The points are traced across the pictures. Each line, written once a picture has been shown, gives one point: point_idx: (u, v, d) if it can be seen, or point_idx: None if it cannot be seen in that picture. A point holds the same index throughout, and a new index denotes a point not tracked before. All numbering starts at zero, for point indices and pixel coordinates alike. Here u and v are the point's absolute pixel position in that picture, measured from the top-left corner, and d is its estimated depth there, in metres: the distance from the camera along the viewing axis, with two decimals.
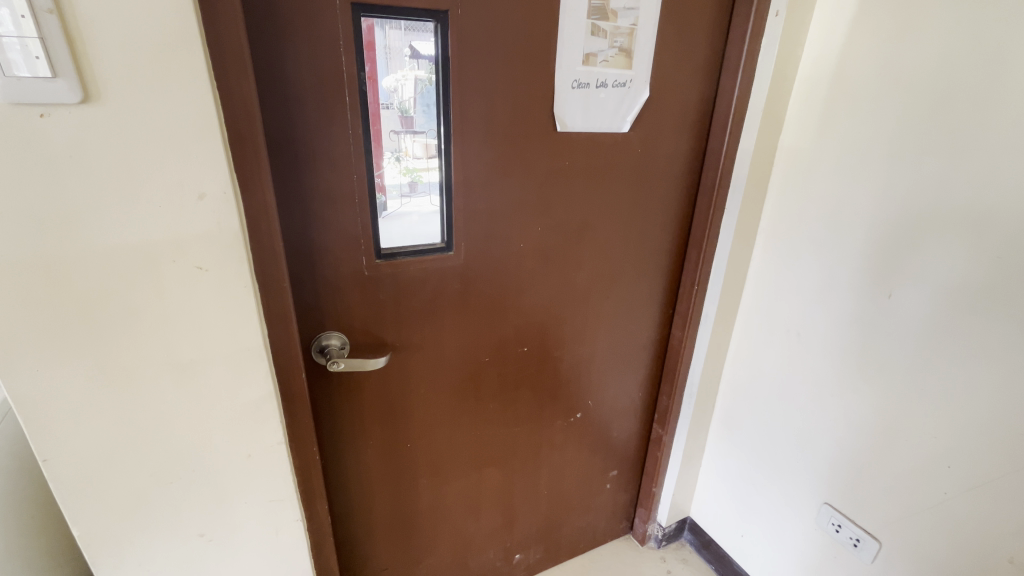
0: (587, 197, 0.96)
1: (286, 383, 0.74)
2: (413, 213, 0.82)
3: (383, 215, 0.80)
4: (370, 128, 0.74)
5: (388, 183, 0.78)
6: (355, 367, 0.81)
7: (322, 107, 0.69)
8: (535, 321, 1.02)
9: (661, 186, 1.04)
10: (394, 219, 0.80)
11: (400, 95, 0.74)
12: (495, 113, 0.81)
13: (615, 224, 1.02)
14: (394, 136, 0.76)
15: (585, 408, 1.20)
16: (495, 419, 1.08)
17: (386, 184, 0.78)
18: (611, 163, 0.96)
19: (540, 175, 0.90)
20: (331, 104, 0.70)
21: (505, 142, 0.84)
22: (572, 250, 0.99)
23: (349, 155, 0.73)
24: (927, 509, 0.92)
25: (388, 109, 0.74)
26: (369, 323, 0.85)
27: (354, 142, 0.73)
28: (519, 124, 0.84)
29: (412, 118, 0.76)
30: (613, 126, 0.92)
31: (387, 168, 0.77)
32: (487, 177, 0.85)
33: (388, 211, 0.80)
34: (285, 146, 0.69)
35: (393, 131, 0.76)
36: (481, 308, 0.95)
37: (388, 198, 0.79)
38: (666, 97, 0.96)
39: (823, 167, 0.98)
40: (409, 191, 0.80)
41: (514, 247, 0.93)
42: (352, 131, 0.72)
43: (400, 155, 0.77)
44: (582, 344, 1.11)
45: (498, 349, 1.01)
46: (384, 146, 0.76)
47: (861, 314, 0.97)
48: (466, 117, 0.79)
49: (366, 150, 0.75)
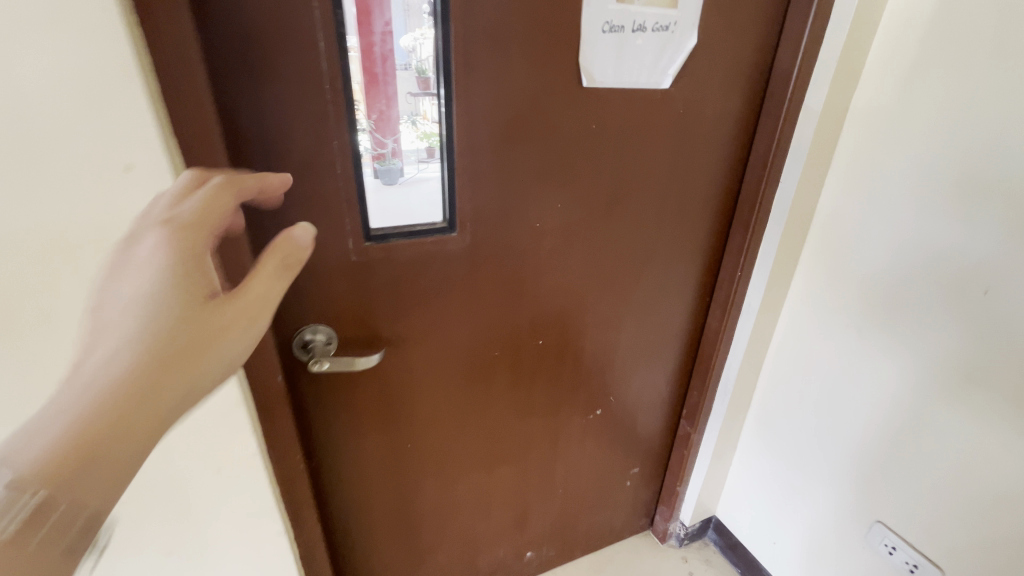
0: (616, 169, 0.81)
1: (262, 388, 0.64)
2: (432, 178, 0.70)
3: (399, 181, 0.68)
4: (376, 87, 0.62)
5: (404, 149, 0.66)
6: (342, 367, 0.71)
7: (294, 56, 0.56)
8: (553, 309, 0.90)
9: (705, 154, 0.88)
10: (411, 186, 0.69)
11: (418, 54, 0.62)
12: (507, 66, 0.66)
13: (647, 200, 0.87)
14: (412, 98, 0.64)
15: (607, 403, 1.09)
16: (507, 415, 0.97)
17: (402, 149, 0.66)
18: (648, 127, 0.80)
19: (562, 145, 0.75)
20: (302, 55, 0.56)
21: (519, 103, 0.69)
22: (598, 229, 0.86)
23: (349, 117, 0.61)
24: (1009, 543, 0.79)
25: (405, 69, 0.62)
26: (360, 316, 0.74)
27: (358, 104, 0.61)
28: (537, 79, 0.69)
29: (431, 78, 0.64)
30: (653, 80, 0.76)
31: (402, 132, 0.65)
32: (499, 144, 0.71)
33: (404, 178, 0.68)
34: (246, 107, 0.56)
35: (410, 93, 0.64)
36: (492, 298, 0.83)
37: (405, 163, 0.67)
38: (715, 45, 0.78)
39: (909, 133, 0.81)
40: (428, 156, 0.68)
41: (532, 225, 0.79)
42: (330, 90, 0.59)
43: (417, 118, 0.65)
44: (606, 335, 0.99)
45: (510, 341, 0.89)
46: (400, 108, 0.64)
47: (938, 310, 0.81)
48: (471, 71, 0.64)
49: (372, 112, 0.63)
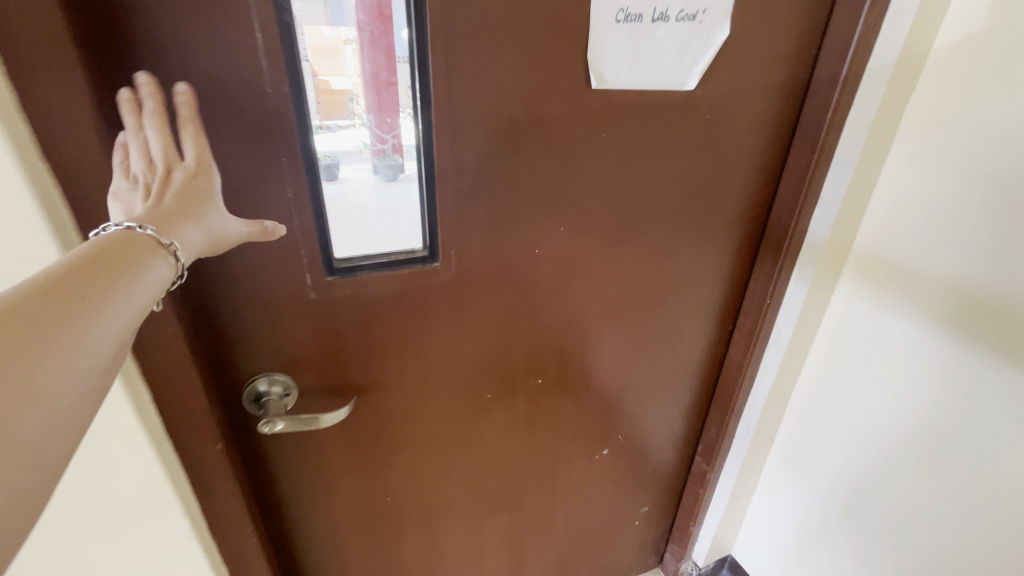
0: (626, 182, 0.69)
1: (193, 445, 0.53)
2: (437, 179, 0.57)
3: (400, 177, 0.56)
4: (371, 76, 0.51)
5: (402, 145, 0.55)
6: (302, 424, 0.59)
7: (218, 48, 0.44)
8: (554, 344, 0.78)
9: (733, 166, 0.75)
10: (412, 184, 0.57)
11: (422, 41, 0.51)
12: (498, 63, 0.54)
13: (664, 220, 0.75)
14: (412, 90, 0.52)
15: (615, 442, 0.97)
16: (501, 460, 0.86)
17: (403, 143, 0.55)
18: (668, 136, 0.67)
19: (566, 158, 0.63)
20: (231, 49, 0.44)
21: (511, 107, 0.57)
22: (603, 251, 0.73)
23: (332, 119, 0.51)
24: None
25: (407, 61, 0.51)
26: (325, 361, 0.62)
27: (356, 98, 0.51)
28: (534, 79, 0.57)
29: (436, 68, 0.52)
30: (676, 80, 0.63)
31: (403, 125, 0.54)
32: (485, 154, 0.58)
33: (406, 173, 0.56)
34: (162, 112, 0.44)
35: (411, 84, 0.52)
36: (482, 335, 0.71)
37: (405, 158, 0.56)
38: (750, 36, 0.65)
39: (983, 142, 0.66)
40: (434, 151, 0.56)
41: (524, 246, 0.67)
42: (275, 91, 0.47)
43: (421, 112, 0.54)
44: (614, 369, 0.87)
45: (504, 381, 0.77)
46: (399, 101, 0.53)
47: (1011, 357, 0.67)
48: (452, 69, 0.52)
49: (373, 109, 0.52)
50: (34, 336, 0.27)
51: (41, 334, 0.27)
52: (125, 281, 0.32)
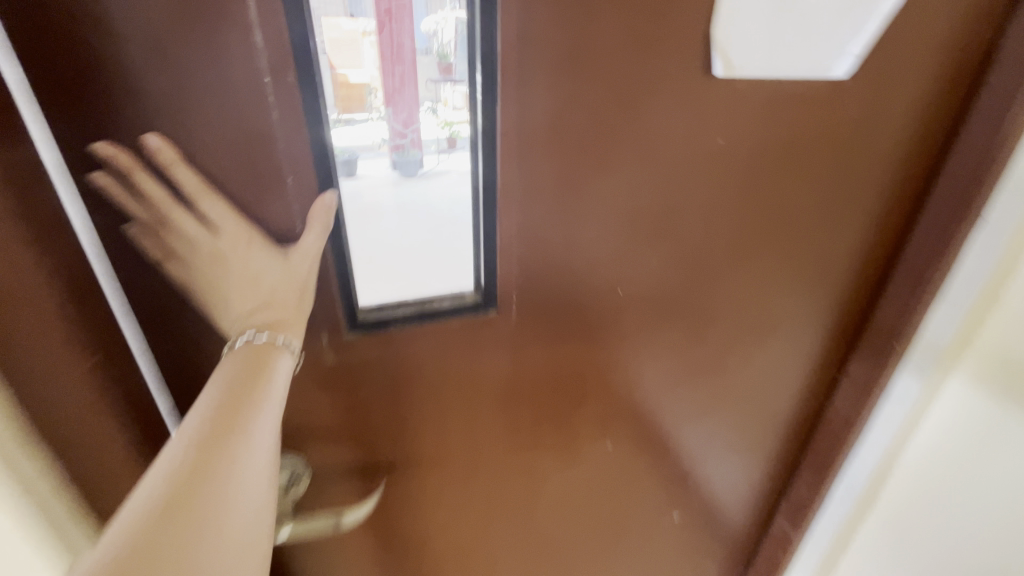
0: (726, 206, 0.51)
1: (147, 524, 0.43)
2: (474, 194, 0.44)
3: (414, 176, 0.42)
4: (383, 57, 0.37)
5: (424, 137, 0.41)
6: (314, 527, 0.47)
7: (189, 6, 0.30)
8: (629, 405, 0.62)
9: (871, 173, 0.55)
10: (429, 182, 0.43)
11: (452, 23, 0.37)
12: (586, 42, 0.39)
13: (777, 250, 0.57)
14: (438, 78, 0.39)
15: (686, 508, 0.80)
16: (552, 532, 0.71)
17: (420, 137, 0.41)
18: (797, 143, 0.50)
19: (666, 176, 0.47)
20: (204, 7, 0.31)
21: (580, 99, 0.41)
22: (688, 296, 0.55)
23: (351, 115, 0.38)
24: None
25: (430, 42, 0.38)
26: (339, 434, 0.48)
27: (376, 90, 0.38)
28: (632, 66, 0.41)
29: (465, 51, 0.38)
30: (827, 66, 0.46)
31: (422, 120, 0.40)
32: (541, 166, 0.42)
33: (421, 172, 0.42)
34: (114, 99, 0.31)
35: (436, 72, 0.39)
36: (542, 395, 0.56)
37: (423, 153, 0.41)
38: (930, 5, 0.47)
39: None
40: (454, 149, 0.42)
41: (586, 288, 0.50)
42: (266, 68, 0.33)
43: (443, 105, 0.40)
44: (694, 428, 0.70)
45: (564, 446, 0.62)
46: (419, 89, 0.39)
47: None
48: (527, 51, 0.38)
49: (394, 99, 0.39)
50: (218, 452, 0.28)
51: (223, 461, 0.28)
52: (267, 380, 0.33)
